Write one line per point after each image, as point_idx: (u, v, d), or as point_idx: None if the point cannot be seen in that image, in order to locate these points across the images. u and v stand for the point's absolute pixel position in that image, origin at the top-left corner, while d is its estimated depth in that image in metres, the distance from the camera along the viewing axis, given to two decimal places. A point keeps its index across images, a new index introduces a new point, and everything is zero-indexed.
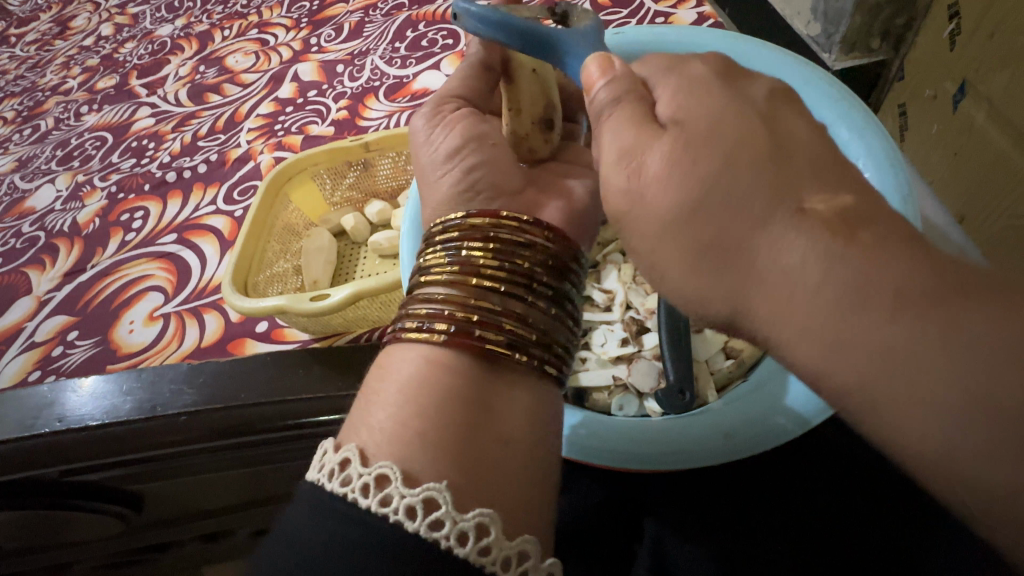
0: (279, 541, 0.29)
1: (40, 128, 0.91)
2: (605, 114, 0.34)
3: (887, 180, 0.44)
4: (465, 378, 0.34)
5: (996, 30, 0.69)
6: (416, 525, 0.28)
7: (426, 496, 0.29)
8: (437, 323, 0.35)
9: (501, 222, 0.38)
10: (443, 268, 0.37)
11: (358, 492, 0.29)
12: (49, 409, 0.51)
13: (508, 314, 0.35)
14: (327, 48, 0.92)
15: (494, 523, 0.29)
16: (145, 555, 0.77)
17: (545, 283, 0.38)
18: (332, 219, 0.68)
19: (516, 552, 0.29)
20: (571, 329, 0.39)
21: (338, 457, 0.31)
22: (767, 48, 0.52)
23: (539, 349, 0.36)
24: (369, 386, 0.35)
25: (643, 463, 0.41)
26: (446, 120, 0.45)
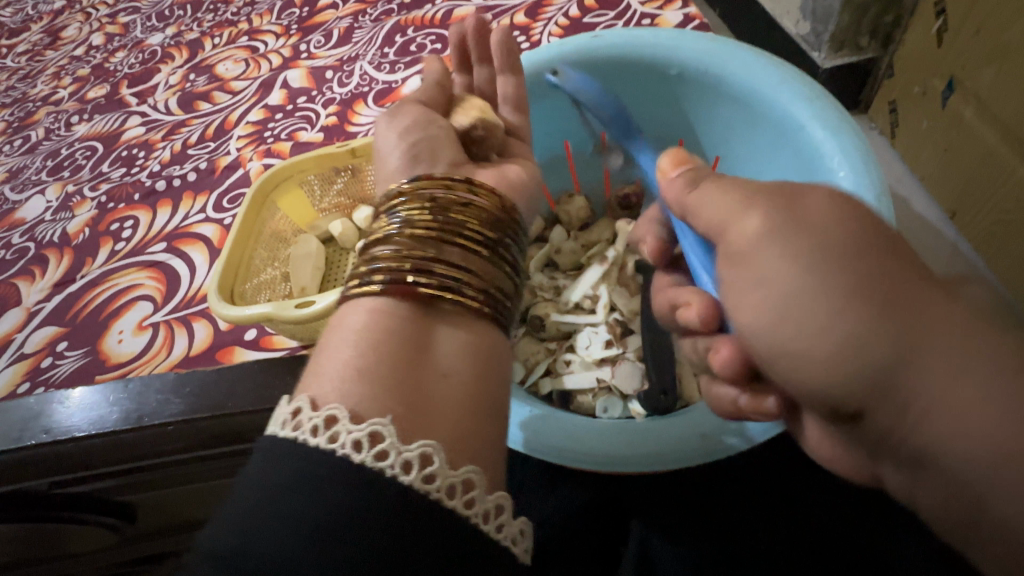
0: (232, 490, 0.28)
1: (31, 138, 0.91)
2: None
3: (861, 179, 0.44)
4: (405, 322, 0.35)
5: (983, 26, 0.69)
6: (362, 456, 0.28)
7: (371, 430, 0.29)
8: (375, 275, 0.36)
9: (433, 182, 0.40)
10: (382, 228, 0.39)
11: (308, 434, 0.29)
12: (36, 420, 0.50)
13: (439, 260, 0.36)
14: (317, 54, 0.92)
15: (437, 453, 0.30)
16: (141, 566, 0.77)
17: (478, 232, 0.38)
18: (320, 226, 0.68)
19: (462, 481, 0.29)
20: (508, 272, 0.40)
21: (290, 407, 0.31)
22: (744, 49, 0.52)
23: (473, 292, 0.37)
24: (321, 341, 0.36)
25: (605, 464, 0.41)
26: (380, 106, 0.50)
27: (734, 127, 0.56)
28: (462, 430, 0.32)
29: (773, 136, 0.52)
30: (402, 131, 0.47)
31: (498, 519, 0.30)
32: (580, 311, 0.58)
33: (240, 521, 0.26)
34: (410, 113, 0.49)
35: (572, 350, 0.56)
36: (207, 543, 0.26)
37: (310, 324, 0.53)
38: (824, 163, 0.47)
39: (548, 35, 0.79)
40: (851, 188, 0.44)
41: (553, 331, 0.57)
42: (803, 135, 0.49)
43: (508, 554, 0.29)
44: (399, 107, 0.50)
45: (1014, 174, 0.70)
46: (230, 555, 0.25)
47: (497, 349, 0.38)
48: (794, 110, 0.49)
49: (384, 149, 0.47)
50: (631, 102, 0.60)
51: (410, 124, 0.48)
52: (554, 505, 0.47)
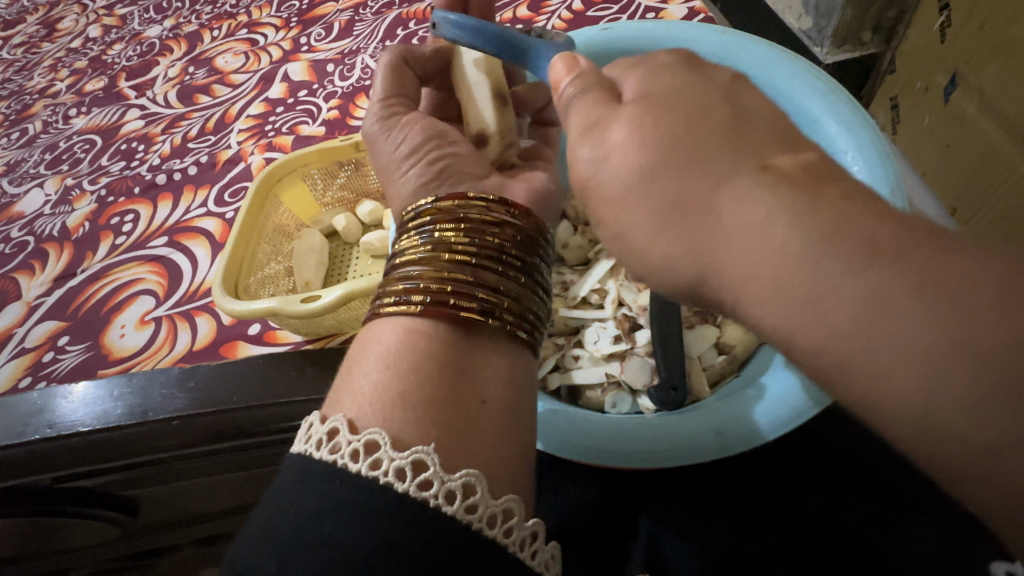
0: (270, 508, 0.29)
1: (28, 131, 0.91)
2: (571, 101, 0.33)
3: (877, 173, 0.44)
4: (446, 342, 0.35)
5: (988, 20, 0.69)
6: (405, 485, 0.28)
7: (415, 458, 0.29)
8: (414, 296, 0.36)
9: (468, 203, 0.40)
10: (417, 248, 0.38)
11: (348, 458, 0.29)
12: (39, 415, 0.50)
13: (481, 285, 0.37)
14: (317, 47, 0.91)
15: (480, 483, 0.29)
16: (142, 560, 0.77)
17: (515, 258, 0.39)
18: (323, 220, 0.67)
19: (502, 511, 0.30)
20: (541, 297, 0.40)
21: (326, 427, 0.31)
22: (757, 43, 0.52)
23: (513, 315, 0.37)
24: (352, 357, 0.35)
25: (627, 460, 0.41)
26: (400, 124, 0.49)
27: None
28: (472, 427, 0.32)
29: None
30: (410, 151, 0.48)
31: (534, 545, 0.30)
32: (588, 305, 0.58)
33: (284, 544, 0.27)
34: (416, 132, 0.49)
35: (580, 345, 0.56)
36: (251, 562, 0.27)
37: (315, 318, 0.52)
38: (837, 158, 0.47)
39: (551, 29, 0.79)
40: (864, 183, 0.44)
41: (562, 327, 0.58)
42: (816, 129, 0.49)
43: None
44: (401, 122, 0.49)
45: (1016, 170, 0.70)
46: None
47: (526, 362, 0.38)
48: (807, 104, 0.49)
49: (393, 169, 0.48)
50: None
51: (421, 141, 0.48)
52: (561, 501, 0.47)
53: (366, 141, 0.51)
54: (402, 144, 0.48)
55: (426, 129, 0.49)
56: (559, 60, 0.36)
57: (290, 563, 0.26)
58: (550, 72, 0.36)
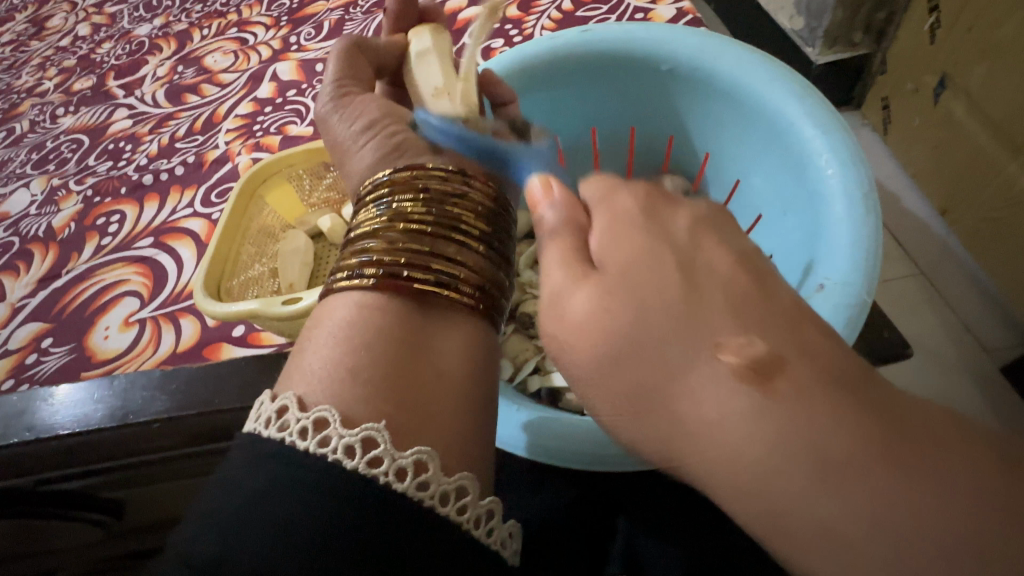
0: (214, 490, 0.29)
1: (15, 130, 0.90)
2: (545, 238, 0.30)
3: (849, 177, 0.44)
4: (398, 316, 0.35)
5: (975, 23, 0.69)
6: (354, 463, 0.28)
7: (365, 436, 0.29)
8: (367, 269, 0.36)
9: (427, 175, 0.40)
10: (375, 221, 0.38)
11: (296, 435, 0.29)
12: (20, 418, 0.50)
13: (436, 256, 0.37)
14: (307, 47, 0.91)
15: (432, 460, 0.30)
16: (128, 562, 0.76)
17: (470, 229, 0.39)
18: (309, 221, 0.67)
19: (455, 488, 0.30)
20: (502, 270, 0.40)
21: (275, 405, 0.31)
22: (736, 44, 0.52)
23: (469, 288, 0.37)
24: (305, 334, 0.35)
25: (596, 462, 0.41)
26: (355, 103, 0.50)
27: (724, 123, 0.56)
28: (441, 432, 0.32)
29: (764, 133, 0.52)
30: (366, 127, 0.48)
31: (489, 523, 0.31)
32: None
33: (227, 525, 0.26)
34: (372, 108, 0.49)
35: None
36: (188, 545, 0.26)
37: (296, 321, 0.52)
38: (812, 161, 0.47)
39: (541, 29, 0.79)
40: (840, 186, 0.44)
41: (542, 328, 0.57)
42: (793, 132, 0.49)
43: (499, 558, 0.30)
44: (360, 102, 0.50)
45: (1003, 172, 0.71)
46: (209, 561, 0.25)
47: (492, 362, 0.38)
48: (784, 107, 0.49)
49: (351, 143, 0.48)
50: (622, 96, 0.59)
51: (374, 118, 0.48)
52: (543, 501, 0.47)
53: (321, 126, 0.51)
54: (361, 119, 0.48)
55: (385, 107, 0.49)
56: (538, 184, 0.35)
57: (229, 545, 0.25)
58: (530, 195, 0.35)
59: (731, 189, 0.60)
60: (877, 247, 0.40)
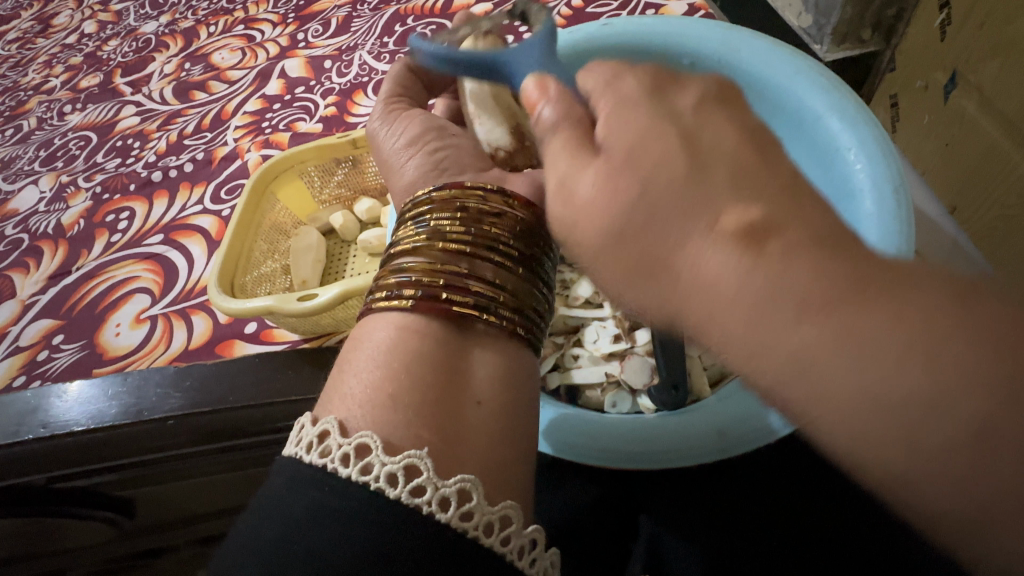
0: (257, 513, 0.29)
1: (23, 128, 0.90)
2: (547, 135, 0.30)
3: (879, 172, 0.43)
4: (438, 339, 0.35)
5: (987, 19, 0.68)
6: (397, 491, 0.28)
7: (407, 463, 0.29)
8: (406, 289, 0.36)
9: (466, 194, 0.40)
10: (414, 239, 0.38)
11: (338, 463, 0.29)
12: (33, 415, 0.49)
13: (474, 277, 0.36)
14: (315, 43, 0.91)
15: (475, 489, 0.29)
16: (140, 560, 0.76)
17: (508, 248, 0.38)
18: (320, 218, 0.67)
19: (498, 517, 0.29)
20: (540, 290, 0.40)
21: (317, 429, 0.31)
22: (760, 38, 0.52)
23: (506, 309, 0.37)
24: (345, 354, 0.35)
25: (625, 461, 0.41)
26: (400, 117, 0.49)
27: None
28: (459, 428, 0.32)
29: None
30: (410, 142, 0.47)
31: (532, 553, 0.30)
32: (589, 305, 0.58)
33: (273, 553, 0.26)
34: (418, 122, 0.49)
35: (580, 344, 0.56)
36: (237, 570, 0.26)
37: (312, 317, 0.52)
38: (839, 156, 0.46)
39: None
40: (868, 181, 0.43)
41: (562, 326, 0.57)
42: (818, 126, 0.48)
43: None
44: (402, 116, 0.49)
45: (1016, 170, 0.70)
46: None
47: (524, 360, 0.37)
48: (809, 101, 0.49)
49: (394, 159, 0.48)
50: None
51: (420, 133, 0.48)
52: (559, 500, 0.47)
53: (369, 140, 0.51)
54: (402, 135, 0.48)
55: (427, 122, 0.49)
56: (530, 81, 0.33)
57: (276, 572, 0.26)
58: (524, 94, 0.33)
59: None
60: (908, 241, 0.40)
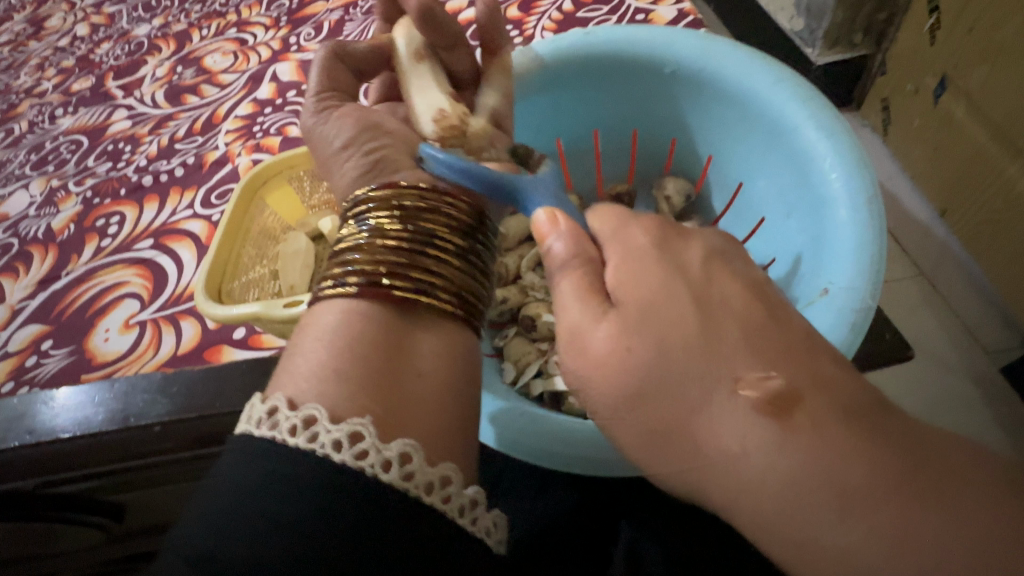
0: (210, 484, 0.29)
1: (14, 131, 0.90)
2: (556, 272, 0.33)
3: (853, 183, 0.44)
4: (381, 324, 0.35)
5: (976, 25, 0.69)
6: (342, 456, 0.29)
7: (351, 430, 0.29)
8: (350, 278, 0.36)
9: (403, 191, 0.39)
10: (357, 236, 0.38)
11: (286, 434, 0.29)
12: (20, 421, 0.50)
13: (414, 264, 0.36)
14: (307, 47, 0.91)
15: (417, 452, 0.30)
16: (130, 564, 0.76)
17: (448, 240, 0.38)
18: (309, 223, 0.65)
19: (440, 477, 0.30)
20: (482, 276, 0.40)
21: (266, 406, 0.31)
22: (738, 49, 0.52)
23: (449, 293, 0.37)
24: (293, 339, 0.35)
25: (587, 462, 0.41)
26: (334, 113, 0.47)
27: (727, 126, 0.56)
28: (441, 442, 0.32)
29: (766, 136, 0.52)
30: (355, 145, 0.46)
31: (473, 512, 0.31)
32: None
33: (223, 521, 0.27)
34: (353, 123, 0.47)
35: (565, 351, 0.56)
36: (187, 535, 0.27)
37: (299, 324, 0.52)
38: (817, 165, 0.47)
39: (542, 30, 0.78)
40: (844, 191, 0.44)
41: (546, 332, 0.57)
42: (796, 135, 0.49)
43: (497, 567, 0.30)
44: (336, 113, 0.48)
45: (1002, 174, 0.71)
46: (207, 554, 0.26)
47: (471, 349, 0.38)
48: (787, 111, 0.49)
49: (331, 162, 0.46)
50: (627, 100, 0.59)
51: (355, 132, 0.46)
52: (544, 508, 0.47)
53: (303, 138, 0.49)
54: (338, 135, 0.46)
55: (361, 119, 0.47)
56: (541, 215, 0.36)
57: (228, 535, 0.26)
58: (534, 224, 0.36)
59: (737, 191, 0.60)
60: (880, 254, 0.40)
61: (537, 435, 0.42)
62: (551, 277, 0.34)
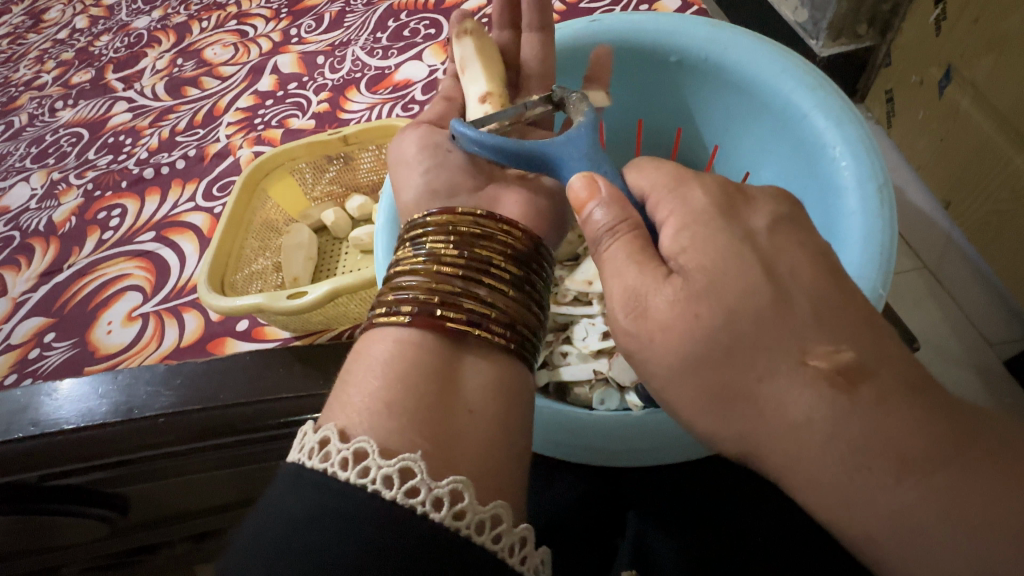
0: (258, 517, 0.28)
1: (14, 124, 0.89)
2: (602, 241, 0.34)
3: (863, 170, 0.43)
4: (437, 355, 0.35)
5: (982, 14, 0.68)
6: (393, 493, 0.28)
7: (402, 466, 0.29)
8: (404, 306, 0.36)
9: (459, 218, 0.40)
10: (413, 262, 0.38)
11: (337, 466, 0.29)
12: (23, 413, 0.49)
13: (470, 296, 0.36)
14: (307, 39, 0.90)
15: (467, 489, 0.29)
16: (134, 557, 0.76)
17: (502, 271, 0.38)
18: (312, 215, 0.66)
19: (490, 516, 0.30)
20: (536, 312, 0.40)
21: (317, 436, 0.31)
22: (746, 36, 0.52)
23: (504, 327, 0.37)
24: (348, 367, 0.35)
25: (603, 457, 0.42)
26: (407, 132, 0.49)
27: (733, 115, 0.55)
28: (451, 430, 0.32)
29: (773, 125, 0.52)
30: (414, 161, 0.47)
31: (523, 550, 0.30)
32: (578, 302, 0.58)
33: (272, 556, 0.26)
34: (414, 141, 0.48)
35: (569, 342, 0.56)
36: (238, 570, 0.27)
37: (302, 315, 0.52)
38: (825, 152, 0.46)
39: None
40: (854, 179, 0.43)
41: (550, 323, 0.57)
42: (805, 124, 0.48)
43: None
44: (409, 133, 0.49)
45: (1009, 165, 0.70)
46: None
47: (520, 374, 0.37)
48: (795, 98, 0.49)
49: (396, 178, 0.47)
50: (634, 90, 0.59)
51: (420, 150, 0.47)
52: (550, 498, 0.47)
53: (383, 158, 0.51)
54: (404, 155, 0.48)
55: (424, 138, 0.48)
56: (579, 183, 0.35)
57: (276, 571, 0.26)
58: (571, 192, 0.36)
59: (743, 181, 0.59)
60: (891, 241, 0.40)
61: (559, 432, 0.42)
62: (595, 250, 0.35)
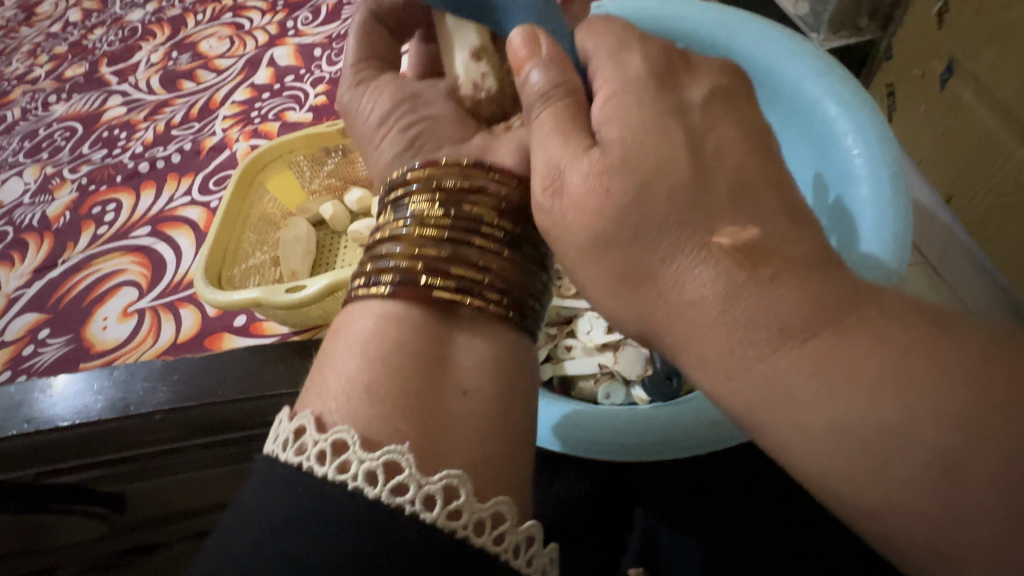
0: (232, 519, 0.28)
1: (6, 118, 0.88)
2: (534, 104, 0.35)
3: (876, 159, 0.43)
4: (421, 332, 0.34)
5: (984, 6, 0.68)
6: (376, 490, 0.27)
7: (386, 459, 0.28)
8: (384, 276, 0.35)
9: (443, 170, 0.38)
10: (396, 225, 0.37)
11: (314, 460, 0.29)
12: (16, 410, 0.49)
13: (455, 260, 0.35)
14: (304, 31, 0.89)
15: (462, 484, 0.29)
16: (132, 556, 0.75)
17: (491, 228, 0.37)
18: (310, 208, 0.65)
19: (490, 514, 0.29)
20: (530, 269, 0.38)
21: (293, 426, 0.31)
22: (754, 22, 0.51)
23: (494, 292, 0.36)
24: (328, 345, 0.35)
25: (616, 452, 0.42)
26: (372, 87, 0.47)
27: None
28: (449, 428, 0.31)
29: (779, 113, 0.51)
30: (382, 118, 0.45)
31: (529, 551, 0.30)
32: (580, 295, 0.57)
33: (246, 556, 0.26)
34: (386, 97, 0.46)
35: (572, 336, 0.55)
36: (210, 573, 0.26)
37: (301, 309, 0.51)
38: (836, 141, 0.46)
39: None
40: (866, 169, 0.43)
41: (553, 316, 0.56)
42: (815, 112, 0.48)
43: None
44: (371, 87, 0.47)
45: (1011, 157, 0.69)
46: None
47: (521, 358, 0.36)
48: (805, 86, 0.48)
49: (368, 139, 0.46)
50: None
51: (392, 107, 0.45)
52: (552, 495, 0.46)
53: (342, 118, 0.48)
54: (374, 111, 0.46)
55: (393, 92, 0.46)
56: (519, 38, 0.35)
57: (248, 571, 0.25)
58: (511, 53, 0.36)
59: None
60: (906, 230, 0.40)
61: (573, 431, 0.42)
62: (527, 112, 0.35)
